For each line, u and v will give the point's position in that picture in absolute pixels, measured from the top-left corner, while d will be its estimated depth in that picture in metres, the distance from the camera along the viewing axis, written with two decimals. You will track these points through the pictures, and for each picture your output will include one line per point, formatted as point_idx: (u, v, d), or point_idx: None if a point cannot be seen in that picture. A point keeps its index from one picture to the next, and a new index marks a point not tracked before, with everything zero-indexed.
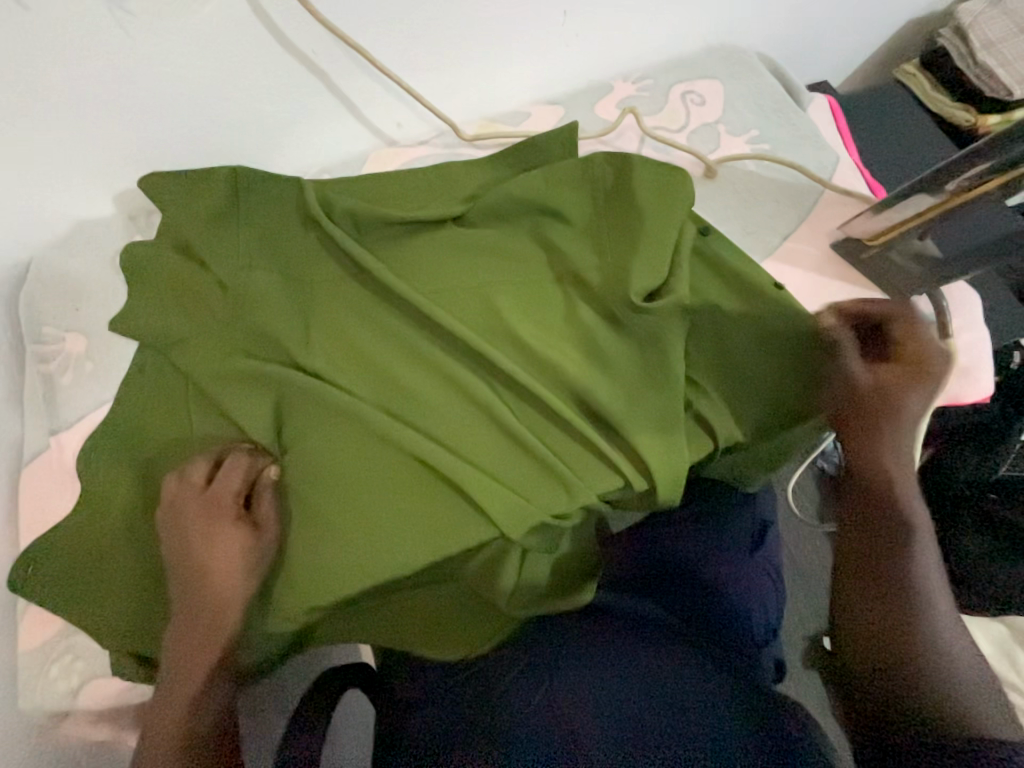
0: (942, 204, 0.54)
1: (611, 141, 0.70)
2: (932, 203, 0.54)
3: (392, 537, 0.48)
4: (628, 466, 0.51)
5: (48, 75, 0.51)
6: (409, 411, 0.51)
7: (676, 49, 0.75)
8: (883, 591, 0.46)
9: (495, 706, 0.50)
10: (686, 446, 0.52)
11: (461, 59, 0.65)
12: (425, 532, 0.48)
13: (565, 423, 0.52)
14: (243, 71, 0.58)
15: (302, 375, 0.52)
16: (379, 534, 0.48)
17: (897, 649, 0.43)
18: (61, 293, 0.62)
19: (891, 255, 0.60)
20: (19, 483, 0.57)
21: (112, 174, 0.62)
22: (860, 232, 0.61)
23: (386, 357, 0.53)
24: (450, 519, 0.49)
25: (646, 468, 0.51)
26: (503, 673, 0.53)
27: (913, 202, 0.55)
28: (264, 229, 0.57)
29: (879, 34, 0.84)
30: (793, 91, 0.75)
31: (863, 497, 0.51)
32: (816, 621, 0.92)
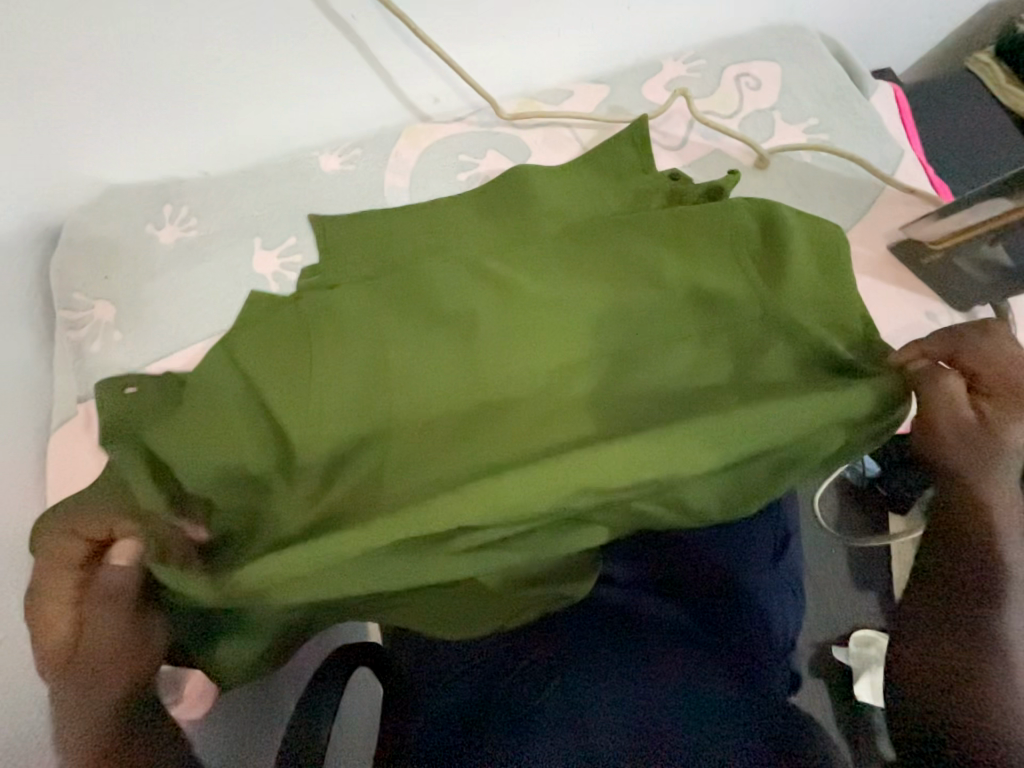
0: (1023, 206, 0.50)
1: (657, 125, 0.66)
2: (1011, 205, 0.51)
3: (416, 491, 0.46)
4: (671, 464, 0.46)
5: (84, 33, 0.50)
6: (439, 375, 0.53)
7: (732, 27, 0.70)
8: (956, 626, 0.41)
9: (512, 700, 0.51)
10: (743, 440, 0.46)
11: (505, 30, 0.61)
12: (453, 497, 0.44)
13: (593, 399, 0.52)
14: (279, 33, 0.55)
15: (332, 333, 0.52)
16: (404, 491, 0.45)
17: (961, 686, 0.39)
18: (93, 260, 0.62)
19: (958, 262, 0.56)
20: (48, 447, 0.58)
21: (145, 140, 0.61)
22: (924, 236, 0.57)
23: (414, 326, 0.53)
24: (481, 490, 0.44)
25: (692, 465, 0.46)
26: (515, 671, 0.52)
27: (989, 203, 0.52)
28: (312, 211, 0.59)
29: (954, 17, 0.78)
30: (856, 78, 0.70)
31: (951, 528, 0.44)
32: (827, 631, 0.90)
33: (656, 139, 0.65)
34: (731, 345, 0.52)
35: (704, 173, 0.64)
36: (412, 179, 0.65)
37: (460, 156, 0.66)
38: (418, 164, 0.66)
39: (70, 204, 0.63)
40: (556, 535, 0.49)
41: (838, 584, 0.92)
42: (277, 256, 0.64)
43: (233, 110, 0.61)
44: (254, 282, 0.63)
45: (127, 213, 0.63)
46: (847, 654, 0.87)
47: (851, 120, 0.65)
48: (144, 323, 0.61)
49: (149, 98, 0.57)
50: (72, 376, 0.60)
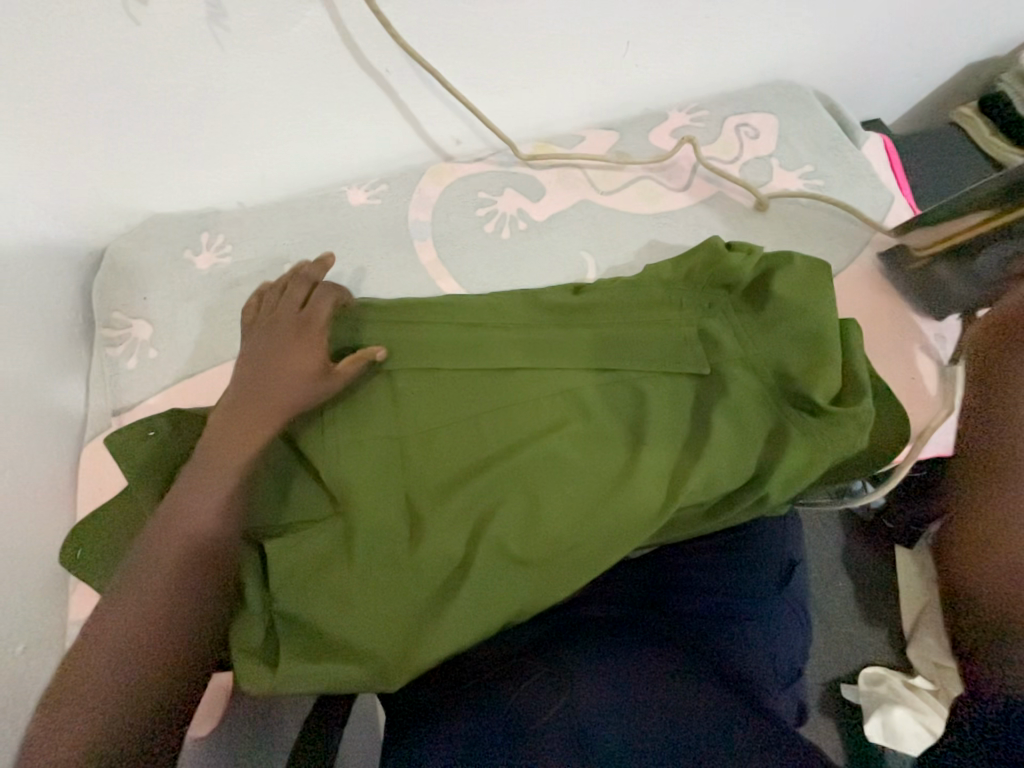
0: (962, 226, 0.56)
1: (664, 169, 0.71)
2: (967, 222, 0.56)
3: (431, 504, 0.52)
4: (665, 480, 0.52)
5: (145, 84, 0.56)
6: (459, 390, 0.56)
7: (732, 82, 0.76)
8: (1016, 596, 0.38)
9: (518, 706, 0.50)
10: (722, 463, 0.52)
11: (522, 82, 0.67)
12: (463, 507, 0.52)
13: (595, 420, 0.55)
14: (318, 82, 0.60)
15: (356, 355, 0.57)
16: (423, 500, 0.53)
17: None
18: (132, 281, 0.66)
19: (939, 270, 0.59)
20: (83, 458, 0.61)
21: (189, 175, 0.66)
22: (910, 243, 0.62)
23: (435, 348, 0.57)
24: (494, 498, 0.52)
25: (679, 484, 0.52)
26: (519, 678, 0.53)
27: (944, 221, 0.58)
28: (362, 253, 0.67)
29: (938, 74, 0.84)
30: (848, 129, 0.75)
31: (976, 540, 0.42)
32: (836, 667, 0.90)
33: (661, 182, 0.70)
34: (728, 373, 0.55)
35: (707, 213, 0.69)
36: (434, 214, 0.70)
37: (480, 194, 0.70)
38: (440, 200, 0.70)
39: (117, 229, 0.68)
40: (560, 543, 0.51)
41: (846, 618, 0.92)
42: None
43: (270, 147, 0.66)
44: None
45: (167, 238, 0.68)
46: (856, 692, 0.86)
47: (844, 168, 0.70)
48: (179, 342, 0.64)
49: (195, 135, 0.62)
50: (109, 390, 0.63)
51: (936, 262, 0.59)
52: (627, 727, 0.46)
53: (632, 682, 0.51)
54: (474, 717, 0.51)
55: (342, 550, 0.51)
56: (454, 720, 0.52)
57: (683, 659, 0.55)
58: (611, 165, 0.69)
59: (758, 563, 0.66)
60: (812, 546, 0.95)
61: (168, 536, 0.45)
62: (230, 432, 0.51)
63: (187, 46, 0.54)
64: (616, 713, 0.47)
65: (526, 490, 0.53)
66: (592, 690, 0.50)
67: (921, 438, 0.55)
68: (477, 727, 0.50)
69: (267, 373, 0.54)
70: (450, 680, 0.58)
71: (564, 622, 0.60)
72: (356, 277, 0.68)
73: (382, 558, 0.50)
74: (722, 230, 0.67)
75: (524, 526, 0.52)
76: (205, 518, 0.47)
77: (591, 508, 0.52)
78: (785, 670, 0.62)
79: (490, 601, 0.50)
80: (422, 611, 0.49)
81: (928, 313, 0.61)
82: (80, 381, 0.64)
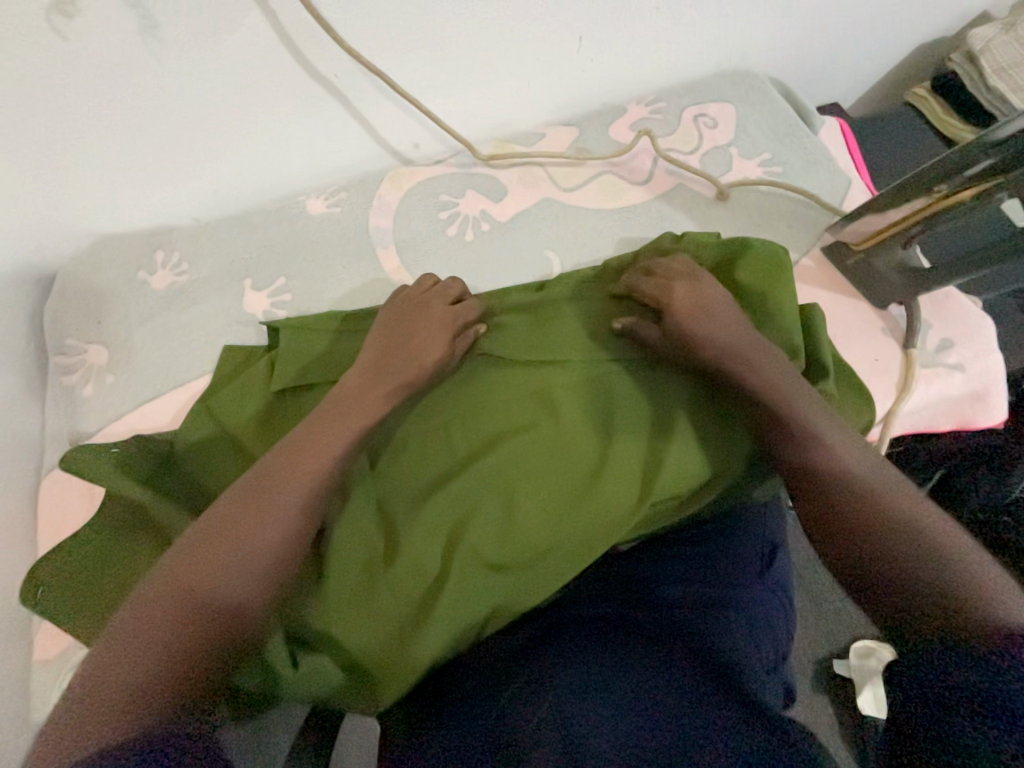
0: (923, 209, 0.54)
1: (625, 163, 0.71)
2: (920, 208, 0.54)
3: (406, 514, 0.52)
4: (637, 473, 0.53)
5: (81, 102, 0.53)
6: (431, 397, 0.56)
7: (688, 73, 0.76)
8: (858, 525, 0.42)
9: (510, 714, 0.49)
10: (693, 453, 0.53)
11: (477, 83, 0.66)
12: (438, 515, 0.51)
13: (567, 418, 0.54)
14: (266, 93, 0.59)
15: (322, 368, 0.56)
16: (398, 510, 0.52)
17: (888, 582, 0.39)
18: (85, 305, 0.64)
19: (876, 263, 0.60)
20: (41, 492, 0.59)
21: (138, 193, 0.64)
22: (850, 237, 0.61)
23: None
24: (469, 504, 0.52)
25: (652, 476, 0.52)
26: (508, 685, 0.52)
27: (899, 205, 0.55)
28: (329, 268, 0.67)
29: (891, 57, 0.85)
30: (805, 115, 0.76)
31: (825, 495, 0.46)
32: (825, 645, 0.91)
33: (623, 176, 0.70)
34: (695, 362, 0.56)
35: (670, 204, 0.68)
36: (396, 219, 0.69)
37: (441, 196, 0.69)
38: (401, 205, 0.69)
39: (67, 252, 0.66)
40: (537, 545, 0.51)
41: (831, 595, 0.94)
42: (266, 295, 0.66)
43: (222, 160, 0.64)
44: (245, 320, 0.65)
45: (120, 259, 0.65)
46: (846, 668, 0.88)
47: (802, 154, 0.70)
48: (138, 366, 0.62)
49: (140, 150, 0.60)
50: (65, 418, 0.61)
51: (875, 253, 0.59)
52: (617, 705, 0.46)
53: (619, 673, 0.50)
54: (465, 728, 0.50)
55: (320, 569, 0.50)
56: (445, 734, 0.51)
57: (670, 651, 0.55)
58: (572, 161, 0.68)
59: (740, 549, 0.66)
60: (794, 527, 0.96)
61: (213, 545, 0.40)
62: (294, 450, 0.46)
63: (122, 62, 0.51)
64: (605, 698, 0.47)
65: (502, 494, 0.52)
66: (578, 680, 0.49)
67: (888, 417, 0.56)
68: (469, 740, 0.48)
69: (402, 334, 0.54)
70: (437, 688, 0.57)
71: (552, 622, 0.59)
72: (319, 288, 0.66)
73: (360, 572, 0.50)
74: (685, 221, 0.67)
75: (501, 530, 0.51)
76: (269, 528, 0.42)
77: (568, 508, 0.52)
78: (771, 653, 0.63)
79: (471, 611, 0.49)
80: (399, 622, 0.49)
81: (875, 305, 0.61)
82: (36, 412, 0.62)
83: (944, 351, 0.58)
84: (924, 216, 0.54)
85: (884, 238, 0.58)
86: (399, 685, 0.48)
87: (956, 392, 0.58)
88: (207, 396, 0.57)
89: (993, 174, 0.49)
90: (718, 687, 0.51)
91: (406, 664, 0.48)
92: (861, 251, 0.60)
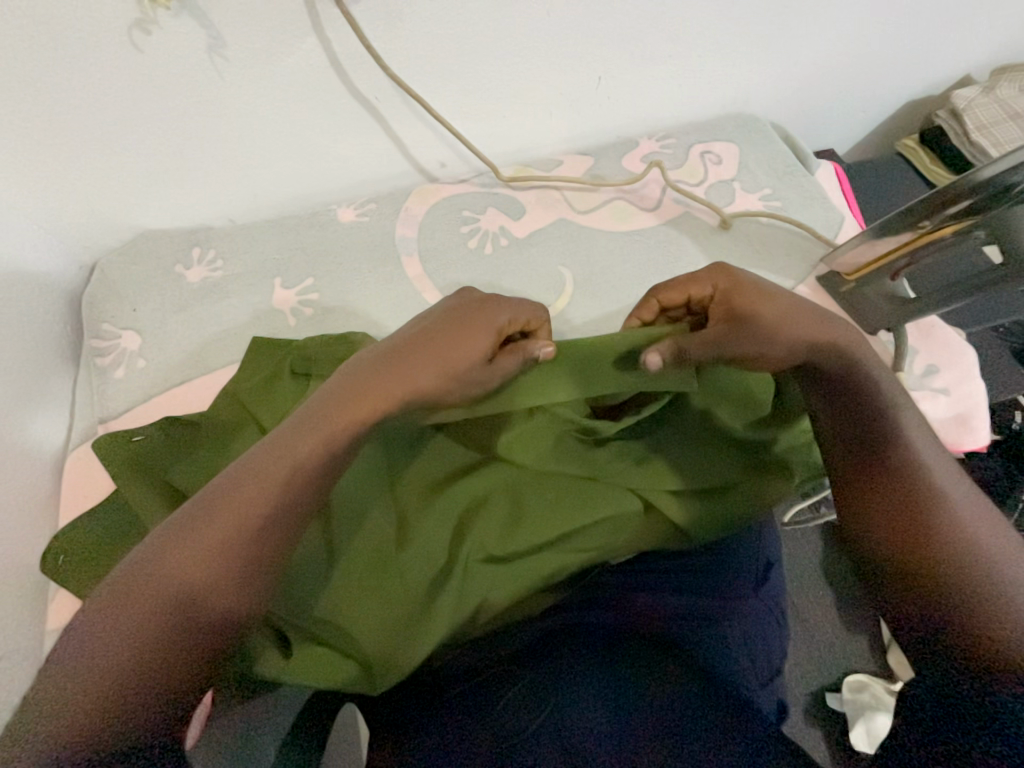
0: (909, 242, 0.58)
1: (636, 190, 0.76)
2: (905, 241, 0.59)
3: (418, 500, 0.54)
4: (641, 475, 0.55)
5: (141, 106, 0.58)
6: None
7: (696, 115, 0.83)
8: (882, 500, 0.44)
9: (506, 718, 0.50)
10: (695, 460, 0.55)
11: (504, 112, 0.72)
12: (447, 503, 0.53)
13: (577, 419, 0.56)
14: (311, 109, 0.64)
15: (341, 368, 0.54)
16: (408, 496, 0.54)
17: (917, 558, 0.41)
18: (121, 295, 0.67)
19: (867, 291, 0.64)
20: (65, 469, 0.61)
21: (183, 194, 0.68)
22: (840, 267, 0.66)
23: None
24: (479, 493, 0.54)
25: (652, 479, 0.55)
26: (503, 689, 0.53)
27: (891, 238, 0.60)
28: (355, 272, 0.71)
29: (882, 110, 0.93)
30: (803, 157, 0.82)
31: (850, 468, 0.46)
32: (818, 675, 0.92)
33: (634, 202, 0.75)
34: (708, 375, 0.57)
35: (677, 230, 0.73)
36: (420, 231, 0.73)
37: (464, 212, 0.74)
38: (426, 218, 0.74)
39: (110, 245, 0.70)
40: (541, 536, 0.53)
41: (824, 624, 0.95)
42: (294, 294, 0.70)
43: (264, 167, 0.69)
44: (273, 315, 0.69)
45: (160, 253, 0.70)
46: (840, 698, 0.87)
47: (799, 192, 0.76)
48: (167, 352, 0.65)
49: (190, 155, 0.64)
50: (96, 399, 0.64)
51: (865, 283, 0.64)
52: (623, 721, 0.48)
53: (624, 691, 0.51)
54: (458, 723, 0.51)
55: (329, 554, 0.51)
56: (437, 731, 0.51)
57: (664, 661, 0.56)
58: (587, 186, 0.74)
59: (741, 565, 0.67)
60: (789, 552, 0.98)
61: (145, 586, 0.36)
62: (253, 462, 0.40)
63: (188, 75, 0.57)
64: (612, 714, 0.49)
65: (508, 487, 0.55)
66: (583, 695, 0.50)
67: None
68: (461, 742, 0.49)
69: (437, 341, 0.44)
70: (432, 682, 0.57)
71: (556, 625, 0.58)
72: (345, 289, 0.70)
73: (369, 554, 0.51)
74: (690, 245, 0.72)
75: (504, 519, 0.54)
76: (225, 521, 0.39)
77: (575, 506, 0.54)
78: (764, 669, 0.64)
79: (470, 598, 0.52)
80: (403, 605, 0.50)
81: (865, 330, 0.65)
82: (67, 393, 0.65)
83: (929, 376, 0.62)
84: (909, 250, 0.59)
85: (873, 268, 0.62)
86: (405, 668, 0.49)
87: (943, 414, 0.61)
88: (234, 383, 0.60)
89: (966, 215, 0.53)
90: (710, 699, 0.52)
91: (410, 645, 0.49)
92: (852, 281, 0.65)
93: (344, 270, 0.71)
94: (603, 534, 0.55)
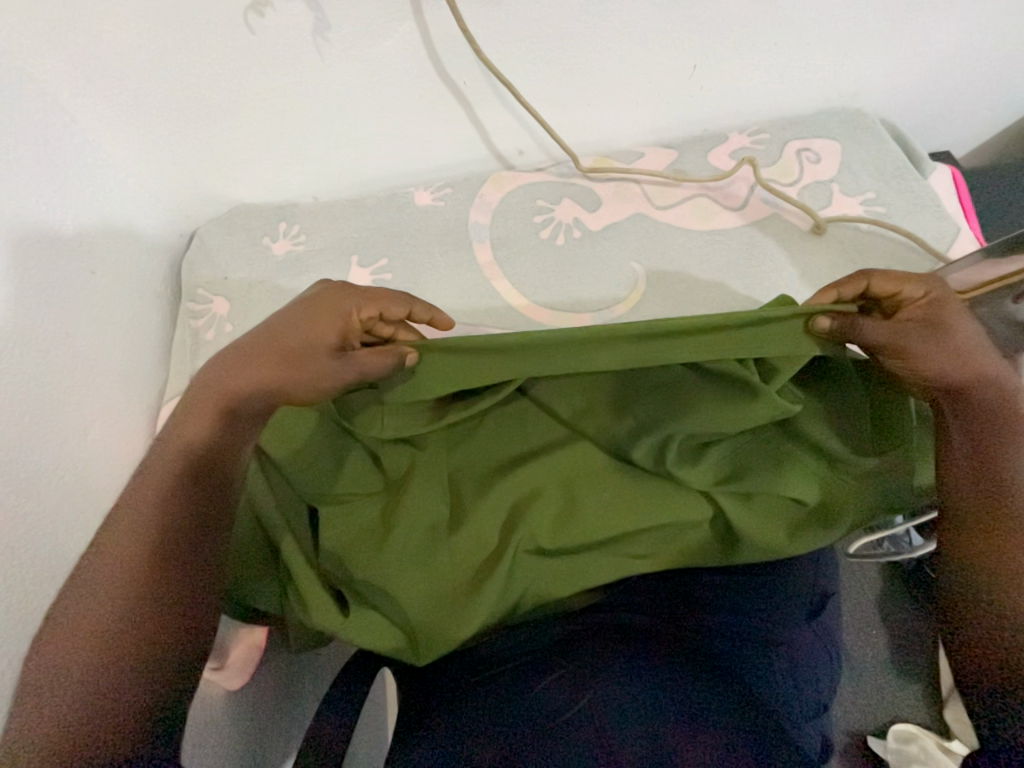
0: None
1: (721, 187, 0.72)
2: None
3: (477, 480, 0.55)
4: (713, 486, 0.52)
5: (249, 84, 0.61)
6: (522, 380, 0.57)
7: (796, 109, 0.77)
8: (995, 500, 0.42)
9: (538, 702, 0.50)
10: (775, 474, 0.51)
11: (590, 99, 0.70)
12: (507, 486, 0.54)
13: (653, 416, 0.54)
14: (401, 93, 0.65)
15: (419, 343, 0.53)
16: (466, 476, 0.56)
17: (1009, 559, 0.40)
18: (215, 262, 0.72)
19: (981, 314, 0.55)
20: (158, 418, 0.67)
21: (277, 171, 0.72)
22: (954, 284, 0.58)
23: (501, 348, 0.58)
24: (539, 479, 0.55)
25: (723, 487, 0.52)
26: (537, 674, 0.53)
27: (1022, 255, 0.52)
28: (427, 255, 0.73)
29: (1016, 110, 0.82)
30: (915, 159, 0.74)
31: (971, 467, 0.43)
32: (863, 718, 0.86)
33: (718, 200, 0.71)
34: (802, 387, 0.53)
35: (763, 232, 0.69)
36: (493, 218, 0.73)
37: (539, 202, 0.74)
38: (500, 206, 0.74)
39: (208, 215, 0.75)
40: (597, 531, 0.53)
41: (876, 667, 0.88)
42: (368, 273, 0.72)
43: (351, 148, 0.71)
44: None
45: (251, 225, 0.74)
46: (885, 748, 0.82)
47: (907, 198, 0.69)
48: (251, 319, 0.70)
49: (287, 133, 0.67)
50: (187, 356, 0.69)
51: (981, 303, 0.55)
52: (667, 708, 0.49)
53: (664, 692, 0.50)
54: (490, 699, 0.52)
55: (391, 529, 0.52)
56: (470, 706, 0.52)
57: (704, 673, 0.54)
58: (669, 180, 0.71)
59: (793, 589, 0.64)
60: (845, 585, 0.92)
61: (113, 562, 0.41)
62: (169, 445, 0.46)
63: (294, 56, 0.59)
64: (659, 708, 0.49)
65: (568, 479, 0.55)
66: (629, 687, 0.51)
67: None
68: (492, 719, 0.50)
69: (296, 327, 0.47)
70: (464, 663, 0.59)
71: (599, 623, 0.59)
72: (415, 272, 0.72)
73: (428, 528, 0.53)
74: (775, 249, 0.67)
75: (560, 507, 0.54)
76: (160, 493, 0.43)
77: (636, 506, 0.53)
78: (811, 704, 0.61)
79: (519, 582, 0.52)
80: (453, 581, 0.52)
81: None
82: (164, 349, 0.71)
83: None
84: None
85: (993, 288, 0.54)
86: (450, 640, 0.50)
87: None
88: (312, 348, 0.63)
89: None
90: (752, 719, 0.51)
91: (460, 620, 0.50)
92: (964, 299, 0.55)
93: (416, 253, 0.73)
94: (660, 536, 0.53)
